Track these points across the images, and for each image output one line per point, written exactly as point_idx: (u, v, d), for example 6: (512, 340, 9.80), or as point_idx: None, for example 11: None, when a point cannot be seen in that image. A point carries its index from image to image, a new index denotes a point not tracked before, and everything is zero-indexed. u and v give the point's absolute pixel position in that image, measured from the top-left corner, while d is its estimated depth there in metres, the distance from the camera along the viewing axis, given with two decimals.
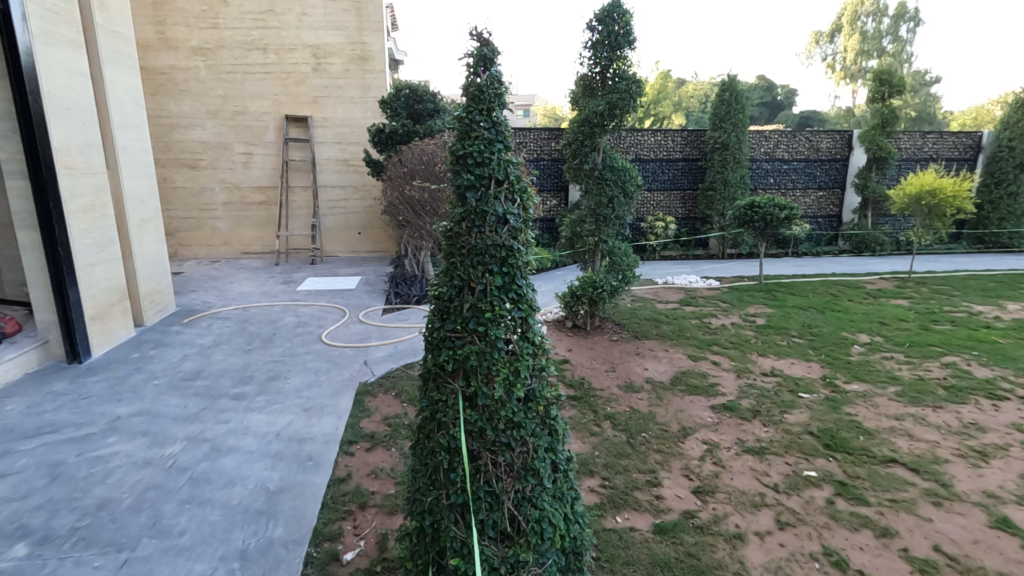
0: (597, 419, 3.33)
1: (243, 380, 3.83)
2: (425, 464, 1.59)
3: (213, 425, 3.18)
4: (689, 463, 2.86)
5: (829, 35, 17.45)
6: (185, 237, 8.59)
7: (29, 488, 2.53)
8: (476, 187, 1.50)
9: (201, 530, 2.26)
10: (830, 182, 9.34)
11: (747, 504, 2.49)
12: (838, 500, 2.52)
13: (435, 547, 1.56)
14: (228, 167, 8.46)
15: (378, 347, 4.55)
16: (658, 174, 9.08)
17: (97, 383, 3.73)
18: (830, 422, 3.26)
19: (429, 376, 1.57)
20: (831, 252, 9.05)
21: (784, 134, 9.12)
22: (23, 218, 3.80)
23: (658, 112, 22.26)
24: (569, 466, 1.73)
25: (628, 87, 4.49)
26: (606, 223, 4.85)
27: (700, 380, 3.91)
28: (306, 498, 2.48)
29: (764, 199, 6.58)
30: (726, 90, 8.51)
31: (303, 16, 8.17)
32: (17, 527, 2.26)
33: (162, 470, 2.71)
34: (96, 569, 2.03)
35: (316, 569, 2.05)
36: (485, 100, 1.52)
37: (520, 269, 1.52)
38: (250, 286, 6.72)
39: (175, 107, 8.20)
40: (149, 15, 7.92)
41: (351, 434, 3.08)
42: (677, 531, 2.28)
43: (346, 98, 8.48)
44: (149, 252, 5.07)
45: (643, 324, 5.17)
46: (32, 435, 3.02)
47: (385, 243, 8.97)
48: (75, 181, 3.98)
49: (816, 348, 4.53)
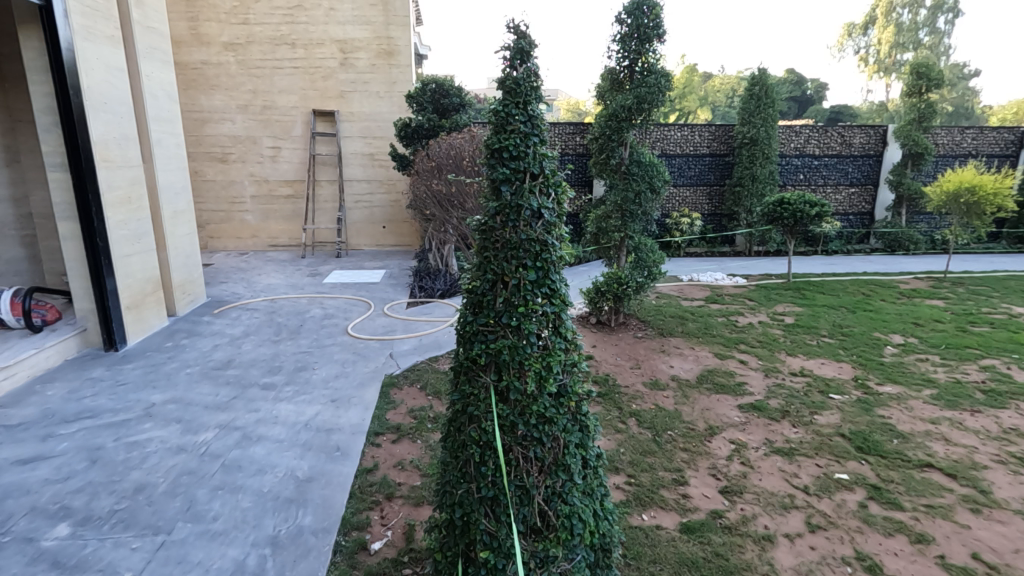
0: (622, 416, 3.30)
1: (271, 371, 3.91)
2: (455, 457, 1.61)
3: (244, 414, 3.25)
4: (716, 462, 2.82)
5: (862, 27, 16.83)
6: (215, 229, 8.77)
7: (69, 471, 2.62)
8: (511, 181, 1.50)
9: (234, 516, 2.31)
10: (862, 178, 9.10)
11: (777, 506, 2.45)
12: (871, 504, 2.46)
13: (464, 540, 1.58)
14: (256, 160, 8.62)
15: (403, 340, 4.59)
16: (684, 169, 8.96)
17: (133, 370, 3.84)
18: (861, 424, 3.19)
19: (461, 370, 1.59)
20: (862, 250, 8.83)
21: (816, 129, 8.91)
22: (62, 209, 3.91)
23: (684, 107, 21.83)
24: (599, 462, 1.71)
25: (657, 82, 4.43)
26: (633, 218, 4.80)
27: (726, 379, 3.85)
28: (334, 488, 2.52)
29: (794, 195, 6.43)
30: (756, 84, 8.33)
31: (331, 12, 8.24)
32: (60, 507, 2.34)
33: (195, 456, 2.77)
34: (134, 551, 2.10)
35: (344, 557, 2.08)
36: (522, 93, 1.52)
37: (553, 264, 1.52)
38: (277, 279, 6.83)
39: (207, 102, 8.37)
40: (182, 11, 8.07)
41: (377, 426, 3.12)
42: (705, 531, 2.25)
43: (372, 93, 8.54)
44: (181, 243, 5.18)
45: (668, 322, 5.11)
46: (72, 420, 3.12)
47: (409, 237, 9.03)
48: (112, 173, 4.08)
49: (847, 348, 4.43)
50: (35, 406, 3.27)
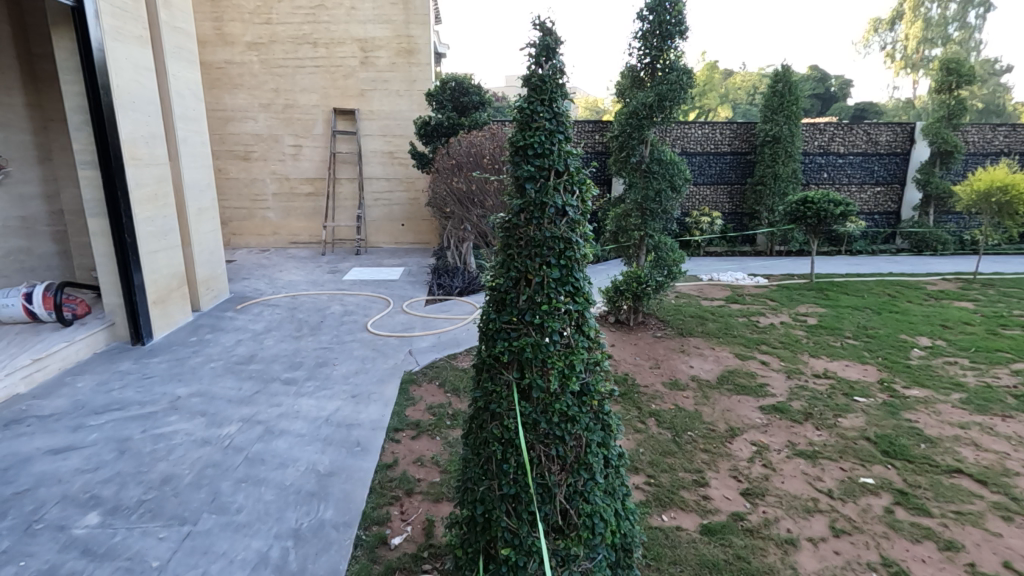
0: (642, 416, 3.28)
1: (293, 366, 3.96)
2: (477, 454, 1.61)
3: (266, 408, 3.30)
4: (738, 464, 2.79)
5: (889, 22, 16.35)
6: (237, 226, 8.92)
7: (99, 461, 2.69)
8: (536, 179, 1.49)
9: (257, 508, 2.35)
10: (888, 177, 8.91)
11: (800, 509, 2.41)
12: (898, 509, 2.41)
13: (485, 536, 1.59)
14: (278, 158, 8.73)
15: (422, 337, 4.61)
16: (704, 168, 8.85)
17: (159, 364, 3.92)
18: (887, 428, 3.12)
19: (483, 367, 1.60)
20: (888, 250, 8.64)
21: (840, 126, 8.73)
22: (93, 206, 4.00)
23: (703, 105, 21.54)
24: (621, 462, 1.70)
25: (679, 79, 4.39)
26: (652, 217, 4.76)
27: (747, 380, 3.80)
28: (355, 482, 2.55)
29: (818, 194, 6.31)
30: (779, 81, 8.19)
31: (352, 11, 8.30)
32: (90, 497, 2.40)
33: (220, 449, 2.82)
34: (161, 540, 2.14)
35: (365, 551, 2.10)
36: (547, 91, 1.51)
37: (577, 262, 1.51)
38: (298, 275, 6.92)
39: (230, 101, 8.50)
40: (207, 12, 8.21)
41: (396, 421, 3.14)
42: (726, 533, 2.23)
43: (392, 91, 8.59)
44: (205, 240, 5.27)
45: (688, 322, 5.06)
46: (101, 412, 3.20)
47: (428, 235, 9.08)
48: (140, 171, 4.17)
49: (872, 350, 4.34)
50: (66, 398, 3.36)
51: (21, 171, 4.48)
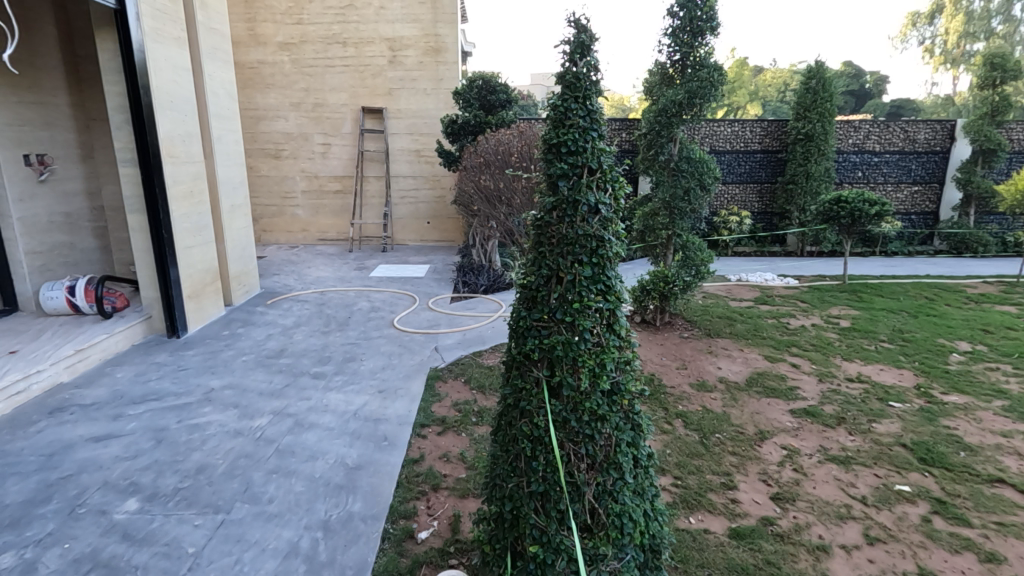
0: (668, 417, 3.25)
1: (321, 360, 4.03)
2: (506, 451, 1.62)
3: (296, 401, 3.36)
4: (767, 468, 2.74)
5: (928, 15, 15.75)
6: (268, 223, 9.11)
7: (138, 449, 2.78)
8: (569, 176, 1.49)
9: (288, 499, 2.40)
10: (926, 176, 8.63)
11: (832, 515, 2.36)
12: (935, 518, 2.34)
13: (513, 533, 1.60)
14: (308, 157, 8.89)
15: (447, 335, 4.64)
16: (733, 166, 8.71)
17: (194, 356, 4.03)
18: (925, 435, 3.03)
19: (512, 364, 1.60)
20: (925, 252, 8.43)
21: (876, 123, 8.48)
22: (132, 202, 4.13)
23: (732, 102, 21.23)
24: (650, 462, 1.69)
25: (709, 76, 4.31)
26: (681, 216, 4.71)
27: (777, 383, 3.73)
28: (382, 476, 2.58)
29: (852, 194, 6.14)
30: (813, 77, 8.01)
31: (381, 10, 8.38)
32: (130, 483, 2.48)
33: (252, 440, 2.89)
34: (197, 527, 2.20)
35: (392, 545, 2.13)
36: (582, 88, 1.50)
37: (609, 261, 1.50)
38: (326, 271, 7.04)
39: (262, 100, 8.68)
40: (241, 13, 8.40)
41: (423, 417, 3.17)
42: (755, 537, 2.19)
43: (419, 90, 8.65)
44: (238, 236, 5.40)
45: (715, 322, 4.99)
46: (139, 402, 3.31)
47: (453, 232, 9.13)
48: (176, 169, 4.29)
49: (908, 354, 4.22)
50: (107, 387, 3.48)
51: (65, 169, 4.63)
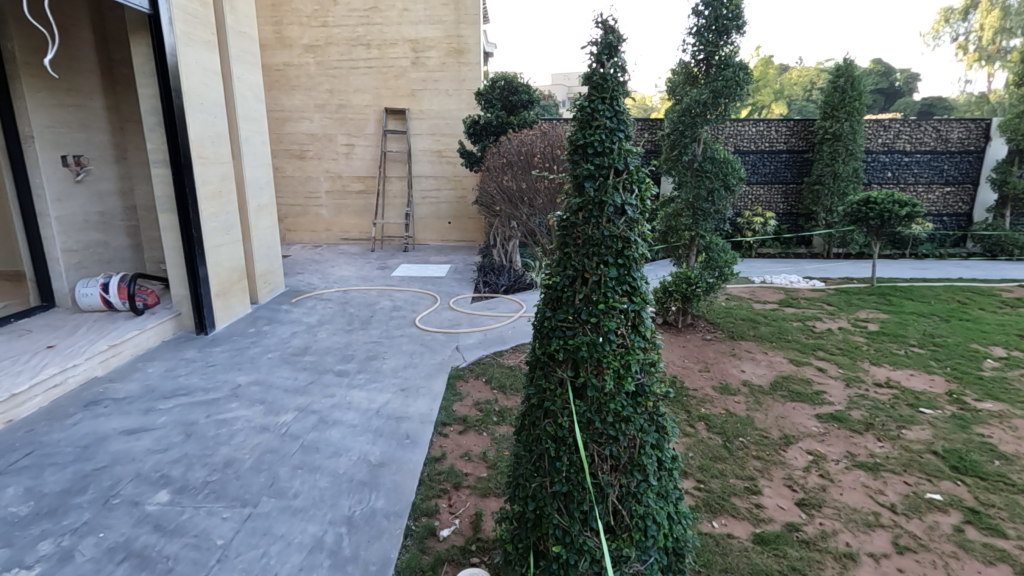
0: (691, 419, 3.22)
1: (345, 359, 4.08)
2: (529, 451, 1.62)
3: (320, 398, 3.42)
4: (792, 473, 2.69)
5: (962, 11, 15.22)
6: (293, 223, 9.27)
7: (168, 443, 2.85)
8: (595, 178, 1.49)
9: (313, 494, 2.44)
10: (959, 176, 8.39)
11: (860, 523, 2.31)
12: (968, 528, 2.28)
13: (536, 533, 1.60)
14: (332, 157, 9.01)
15: (468, 334, 4.66)
16: (758, 167, 8.59)
17: (221, 353, 4.12)
18: (957, 442, 2.95)
19: (537, 364, 1.61)
20: (957, 254, 8.21)
21: (907, 123, 8.28)
22: (163, 202, 4.24)
23: (757, 101, 20.97)
24: (674, 465, 1.68)
25: (735, 75, 4.26)
26: (704, 217, 4.67)
27: (803, 387, 3.66)
28: (404, 473, 2.61)
29: (881, 194, 6.00)
30: (841, 76, 7.87)
31: (404, 12, 8.45)
32: (161, 476, 2.55)
33: (277, 436, 2.95)
34: (225, 520, 2.25)
35: (414, 542, 2.15)
36: (609, 89, 1.51)
37: (635, 262, 1.49)
38: (349, 271, 7.12)
39: (288, 101, 8.82)
40: (268, 16, 8.55)
41: (444, 416, 3.20)
42: (780, 543, 2.16)
43: (442, 91, 8.71)
44: (264, 236, 5.50)
45: (739, 324, 4.93)
46: (169, 396, 3.40)
47: (474, 233, 9.16)
48: (206, 169, 4.39)
49: (939, 359, 4.11)
50: (138, 382, 3.58)
51: (100, 169, 4.77)
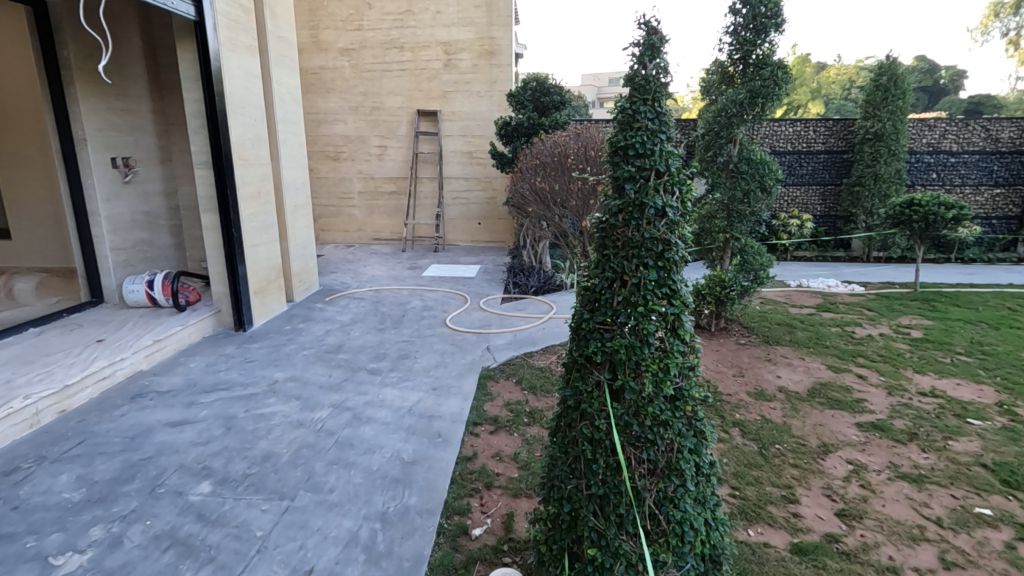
0: (725, 425, 3.17)
1: (378, 357, 4.15)
2: (565, 452, 1.62)
3: (354, 395, 3.48)
4: (831, 483, 2.62)
5: (1013, 5, 13.70)
6: (326, 223, 9.47)
7: (210, 436, 2.95)
8: (635, 179, 1.48)
9: (348, 489, 2.49)
10: (1010, 177, 8.04)
11: (904, 536, 2.23)
12: (1021, 545, 2.18)
13: (571, 535, 1.60)
14: (365, 159, 9.17)
15: (499, 335, 4.69)
16: (795, 167, 8.39)
17: (259, 349, 4.23)
18: (1008, 456, 2.82)
19: (573, 365, 1.61)
20: (1006, 259, 7.87)
21: (954, 122, 7.98)
22: (205, 202, 4.37)
23: (793, 100, 20.45)
24: (712, 470, 1.65)
25: (773, 74, 4.17)
26: (740, 219, 4.60)
27: (842, 394, 3.56)
28: (436, 472, 2.63)
29: (926, 195, 5.78)
30: (883, 74, 7.61)
31: (437, 15, 8.53)
32: (203, 467, 2.64)
33: (313, 431, 3.02)
34: (264, 512, 2.31)
35: (447, 539, 2.17)
36: (651, 91, 1.50)
37: (675, 264, 1.48)
38: (381, 270, 7.24)
39: (323, 104, 9.00)
40: (305, 21, 8.75)
41: (475, 416, 3.21)
42: (819, 555, 2.11)
43: (473, 92, 8.76)
44: (299, 235, 5.63)
45: (774, 329, 4.83)
46: (210, 390, 3.51)
47: (503, 233, 9.18)
48: (246, 170, 4.51)
49: (988, 368, 3.94)
50: (181, 376, 3.71)
51: (146, 170, 4.96)
